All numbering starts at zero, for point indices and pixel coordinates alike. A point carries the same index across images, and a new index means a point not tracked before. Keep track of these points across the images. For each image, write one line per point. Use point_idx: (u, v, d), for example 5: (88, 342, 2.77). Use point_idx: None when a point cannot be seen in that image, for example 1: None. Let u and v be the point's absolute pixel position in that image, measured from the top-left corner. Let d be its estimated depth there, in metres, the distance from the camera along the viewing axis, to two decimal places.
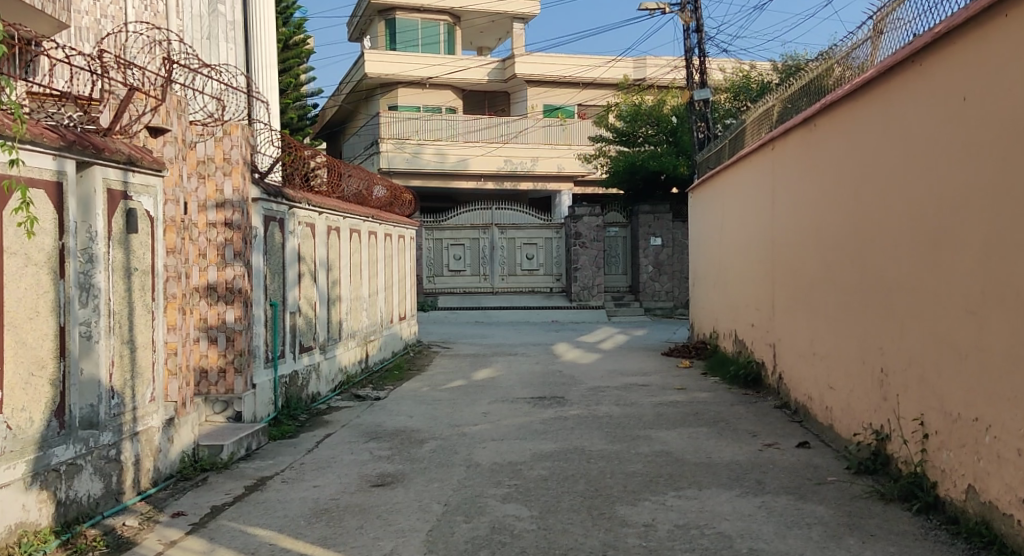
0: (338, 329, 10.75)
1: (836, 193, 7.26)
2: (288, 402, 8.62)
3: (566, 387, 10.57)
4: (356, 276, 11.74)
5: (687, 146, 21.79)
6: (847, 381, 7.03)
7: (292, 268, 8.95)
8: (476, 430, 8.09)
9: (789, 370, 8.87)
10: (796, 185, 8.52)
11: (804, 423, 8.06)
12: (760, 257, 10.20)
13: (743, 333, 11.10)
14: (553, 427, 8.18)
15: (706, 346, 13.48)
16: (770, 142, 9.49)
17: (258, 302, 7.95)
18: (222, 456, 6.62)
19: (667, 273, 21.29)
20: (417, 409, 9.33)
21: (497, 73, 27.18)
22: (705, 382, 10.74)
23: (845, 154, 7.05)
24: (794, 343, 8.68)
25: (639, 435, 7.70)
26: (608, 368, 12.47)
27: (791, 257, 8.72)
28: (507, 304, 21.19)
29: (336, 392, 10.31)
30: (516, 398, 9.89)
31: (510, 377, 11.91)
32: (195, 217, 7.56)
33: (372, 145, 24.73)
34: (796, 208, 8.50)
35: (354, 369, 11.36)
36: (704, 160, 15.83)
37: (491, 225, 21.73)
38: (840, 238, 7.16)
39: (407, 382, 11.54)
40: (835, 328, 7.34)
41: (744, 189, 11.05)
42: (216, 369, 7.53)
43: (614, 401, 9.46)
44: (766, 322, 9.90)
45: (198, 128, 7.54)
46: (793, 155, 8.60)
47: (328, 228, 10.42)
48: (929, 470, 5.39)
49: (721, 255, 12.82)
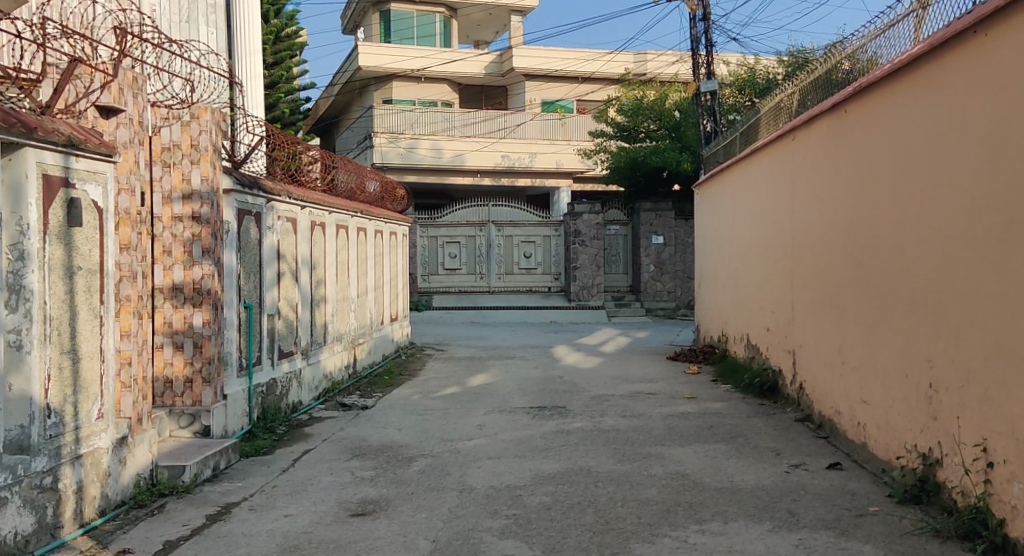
0: (322, 332, 10.02)
1: (871, 185, 6.62)
2: (265, 412, 7.91)
3: (568, 396, 9.82)
4: (343, 274, 11.02)
5: (691, 142, 20.96)
6: (883, 394, 6.34)
7: (269, 267, 8.22)
8: (471, 447, 7.34)
9: (811, 380, 8.17)
10: (819, 178, 7.88)
11: (831, 440, 7.36)
12: (775, 257, 9.51)
13: (756, 337, 10.38)
14: (555, 443, 7.44)
15: (714, 350, 12.76)
16: (789, 134, 8.82)
17: (230, 304, 7.22)
18: (184, 478, 5.87)
19: (669, 273, 20.58)
20: (407, 420, 8.59)
21: (495, 67, 26.44)
22: (716, 390, 10.03)
23: (884, 141, 6.41)
24: (816, 350, 7.99)
25: (651, 454, 6.97)
26: (610, 373, 11.73)
27: (813, 257, 8.05)
28: (504, 304, 20.44)
29: (320, 400, 9.59)
30: (514, 408, 9.14)
31: (508, 383, 11.19)
32: (159, 210, 6.80)
33: (365, 139, 23.96)
34: (819, 203, 7.86)
35: (340, 375, 10.61)
36: (712, 155, 15.09)
37: (488, 222, 20.99)
38: (876, 234, 6.51)
39: (397, 389, 10.79)
40: (867, 333, 6.67)
41: (756, 184, 10.38)
42: (182, 379, 6.79)
43: (621, 412, 8.72)
44: (783, 328, 9.20)
45: (162, 111, 6.80)
46: (818, 145, 7.90)
47: (313, 223, 9.68)
48: (994, 505, 4.72)
49: (729, 254, 12.11)
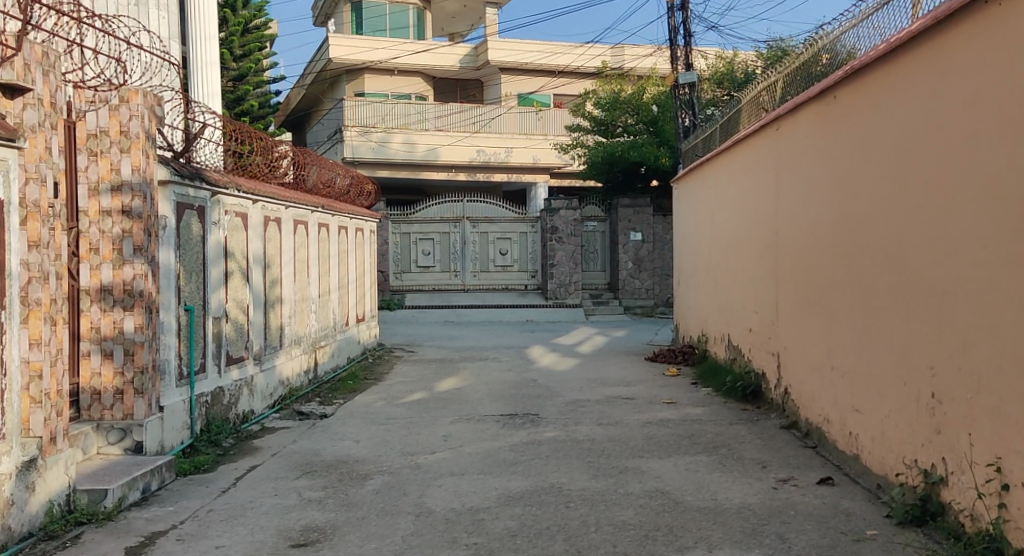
0: (278, 336, 9.45)
1: (864, 176, 6.11)
2: (210, 424, 7.32)
3: (540, 402, 9.26)
4: (302, 273, 10.45)
5: (669, 137, 20.48)
6: (878, 402, 5.81)
7: (215, 266, 7.64)
8: (433, 462, 6.74)
9: (794, 384, 7.67)
10: (804, 170, 7.37)
11: (819, 450, 6.83)
12: (758, 254, 8.99)
13: (736, 337, 9.87)
14: (524, 456, 6.86)
15: (693, 350, 12.23)
16: (771, 123, 8.32)
17: (167, 307, 6.63)
18: (105, 504, 5.24)
19: (647, 270, 20.04)
20: (366, 431, 7.99)
21: (469, 60, 25.82)
22: (696, 394, 9.50)
23: (878, 128, 5.91)
24: (801, 353, 7.47)
25: (628, 467, 6.41)
26: (587, 376, 11.18)
27: (798, 254, 7.55)
28: (479, 303, 19.84)
29: (275, 408, 9.02)
30: (482, 415, 8.56)
31: (478, 387, 10.61)
32: (85, 204, 6.15)
33: (336, 132, 23.32)
34: (805, 197, 7.35)
35: (299, 382, 10.02)
36: (690, 148, 14.59)
37: (462, 218, 20.36)
38: (869, 229, 5.99)
39: (360, 395, 10.19)
40: (858, 336, 6.14)
41: (737, 177, 9.86)
42: (112, 390, 6.15)
43: (597, 420, 8.16)
44: (765, 328, 8.68)
45: (88, 93, 6.17)
46: (804, 135, 7.38)
47: (266, 219, 9.11)
48: (1010, 532, 4.31)
49: (710, 251, 11.56)
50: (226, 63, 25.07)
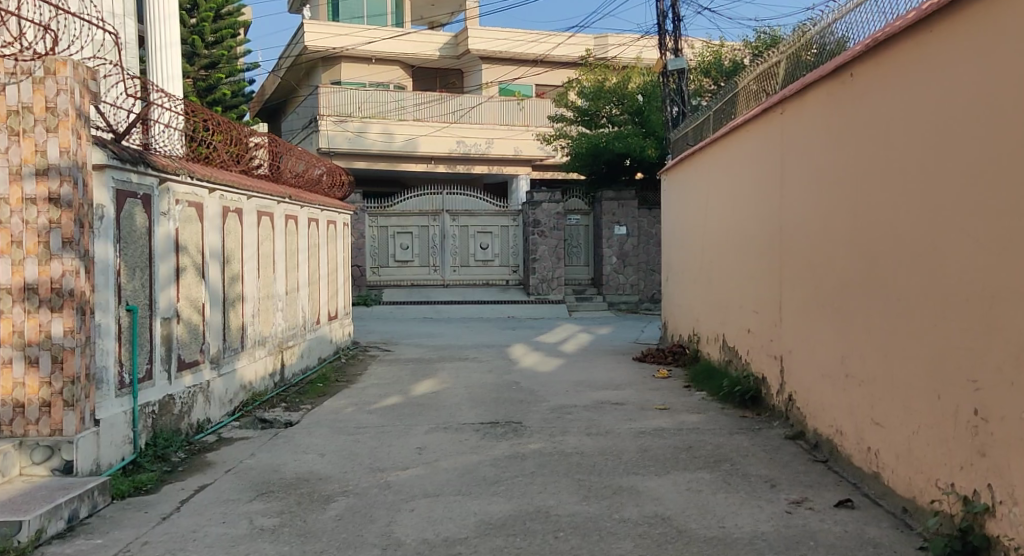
0: (239, 337, 8.73)
1: (888, 162, 5.46)
2: (158, 437, 6.61)
3: (524, 407, 8.59)
4: (267, 268, 9.71)
5: (656, 127, 19.58)
6: (902, 416, 5.18)
7: (163, 262, 6.91)
8: (404, 480, 6.04)
9: (800, 391, 7.02)
10: (813, 157, 6.72)
11: (830, 464, 6.17)
12: (758, 248, 8.33)
13: (732, 337, 9.22)
14: (505, 473, 6.18)
15: (684, 350, 11.60)
16: (774, 108, 7.67)
17: (105, 308, 5.91)
18: (19, 538, 4.61)
19: (632, 265, 19.46)
20: (333, 442, 7.30)
21: (449, 49, 25.06)
22: (690, 399, 8.84)
23: (905, 109, 5.28)
24: (807, 357, 6.83)
25: (622, 487, 5.74)
26: (572, 378, 10.52)
27: (804, 249, 6.90)
28: (459, 298, 19.15)
29: (235, 415, 8.31)
30: (461, 424, 7.87)
31: (456, 390, 9.91)
32: (6, 191, 5.42)
33: (311, 122, 22.55)
34: (814, 189, 6.69)
35: (263, 385, 9.30)
36: (680, 138, 13.94)
37: (441, 211, 19.66)
38: (895, 222, 5.35)
39: (329, 400, 9.49)
40: (880, 340, 5.50)
41: (733, 167, 9.20)
42: (37, 403, 5.43)
43: (585, 429, 7.48)
44: (765, 328, 8.03)
45: (8, 64, 5.42)
46: (813, 120, 6.74)
47: (225, 210, 8.36)
48: None
49: (702, 246, 10.89)
50: (198, 51, 24.07)
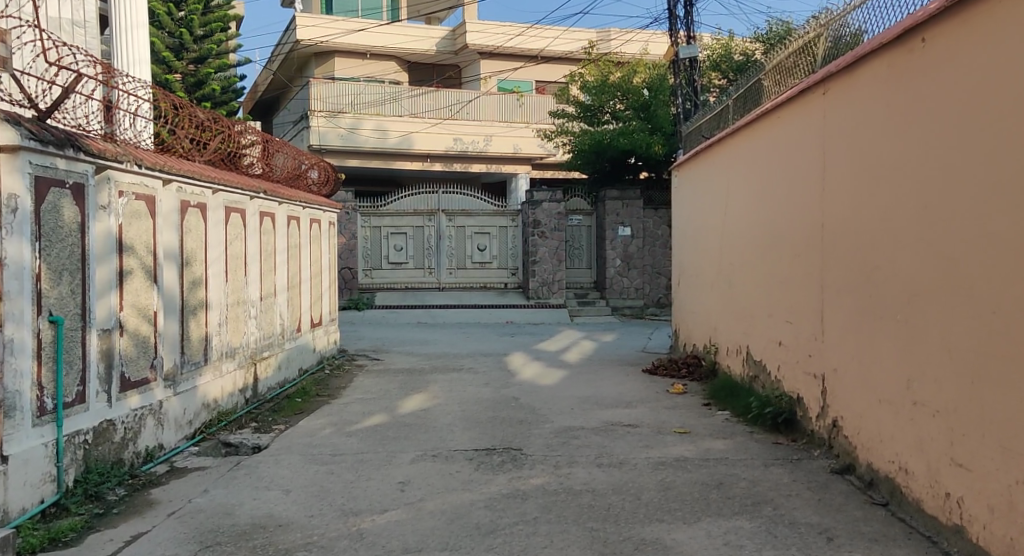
0: (202, 349, 7.69)
1: (978, 146, 4.49)
2: (91, 471, 5.60)
3: (524, 430, 7.55)
4: (238, 272, 8.67)
5: (663, 123, 18.50)
6: (1000, 458, 4.20)
7: (101, 265, 5.91)
8: (380, 528, 5.02)
9: (848, 417, 6.00)
10: (867, 143, 5.69)
11: (894, 508, 5.14)
12: (788, 250, 7.31)
13: (758, 350, 8.17)
14: (502, 520, 5.13)
15: (700, 363, 10.54)
16: (812, 88, 6.66)
17: (19, 319, 4.96)
18: None
19: (637, 268, 18.45)
20: (305, 473, 6.29)
21: (447, 44, 24.07)
22: (713, 420, 7.80)
23: (1003, 81, 4.32)
24: (858, 377, 5.80)
25: (646, 541, 4.73)
26: (577, 393, 9.48)
27: (855, 250, 5.89)
28: (455, 302, 18.09)
29: (194, 439, 7.27)
30: (453, 451, 6.84)
31: (448, 408, 8.88)
32: None
33: (301, 118, 21.56)
34: (868, 181, 5.67)
35: (230, 404, 8.24)
36: (692, 131, 12.89)
37: (438, 211, 18.57)
38: (989, 219, 4.38)
39: (306, 419, 8.45)
40: (963, 362, 4.52)
41: (757, 159, 8.17)
42: None
43: (595, 460, 6.44)
44: (801, 341, 6.99)
45: None
46: (863, 100, 5.75)
47: (184, 205, 7.35)
48: None
49: (720, 247, 9.83)
50: (187, 45, 23.08)
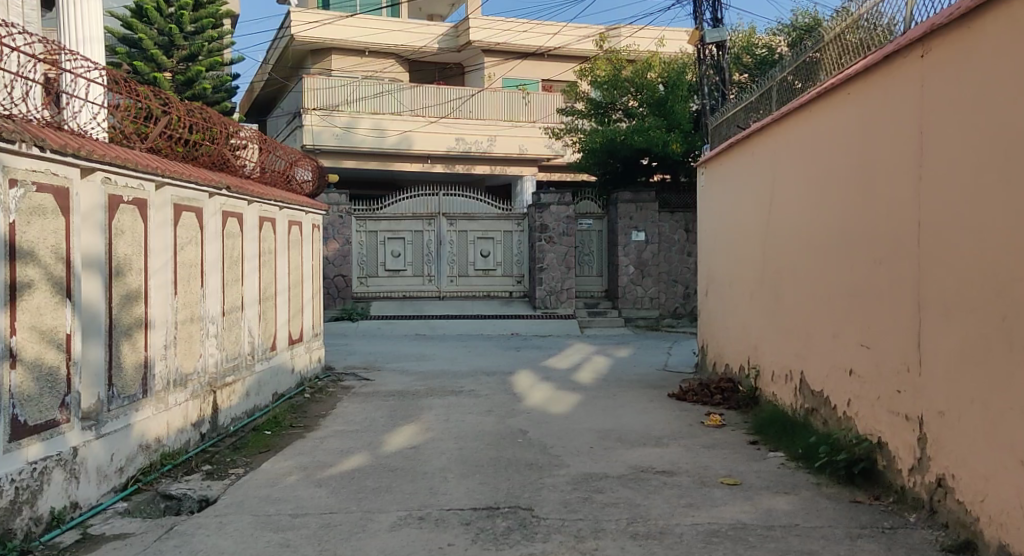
0: (140, 379, 6.25)
1: None
2: None
3: (534, 480, 6.09)
4: (192, 283, 7.24)
5: (681, 120, 17.06)
6: None
7: None
8: None
9: (962, 479, 4.59)
10: (993, 115, 4.35)
11: None
12: (861, 258, 5.90)
13: (818, 380, 6.73)
14: None
15: (737, 387, 9.06)
16: (899, 52, 5.28)
17: None
18: None
19: (651, 276, 17.01)
20: (251, 546, 4.86)
21: (449, 40, 22.70)
22: (767, 466, 6.33)
23: None
24: (978, 423, 4.43)
25: None
26: (596, 425, 8.03)
27: (972, 255, 4.52)
28: (456, 312, 16.65)
29: (125, 492, 5.83)
30: (445, 511, 5.40)
31: (443, 443, 7.46)
32: None
33: (294, 118, 20.16)
34: (996, 162, 4.32)
35: (178, 443, 6.79)
36: (720, 123, 11.39)
37: (438, 215, 17.10)
38: None
39: (271, 459, 7.00)
40: None
41: (819, 145, 6.74)
42: None
43: (627, 527, 4.99)
44: (883, 372, 5.57)
45: None
46: (986, 60, 4.40)
47: (116, 200, 5.93)
48: None
49: (761, 254, 8.41)
50: (176, 42, 21.57)
